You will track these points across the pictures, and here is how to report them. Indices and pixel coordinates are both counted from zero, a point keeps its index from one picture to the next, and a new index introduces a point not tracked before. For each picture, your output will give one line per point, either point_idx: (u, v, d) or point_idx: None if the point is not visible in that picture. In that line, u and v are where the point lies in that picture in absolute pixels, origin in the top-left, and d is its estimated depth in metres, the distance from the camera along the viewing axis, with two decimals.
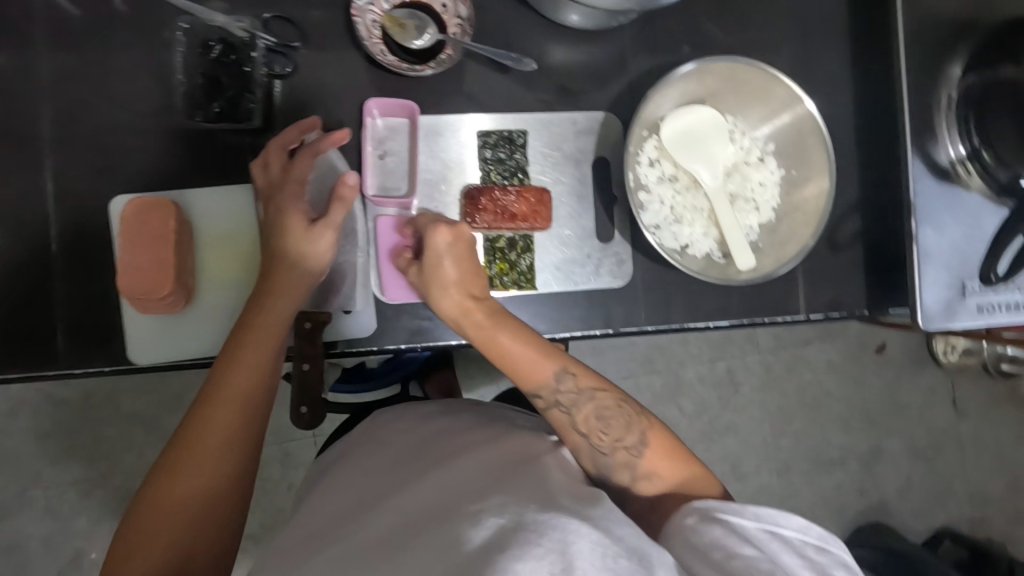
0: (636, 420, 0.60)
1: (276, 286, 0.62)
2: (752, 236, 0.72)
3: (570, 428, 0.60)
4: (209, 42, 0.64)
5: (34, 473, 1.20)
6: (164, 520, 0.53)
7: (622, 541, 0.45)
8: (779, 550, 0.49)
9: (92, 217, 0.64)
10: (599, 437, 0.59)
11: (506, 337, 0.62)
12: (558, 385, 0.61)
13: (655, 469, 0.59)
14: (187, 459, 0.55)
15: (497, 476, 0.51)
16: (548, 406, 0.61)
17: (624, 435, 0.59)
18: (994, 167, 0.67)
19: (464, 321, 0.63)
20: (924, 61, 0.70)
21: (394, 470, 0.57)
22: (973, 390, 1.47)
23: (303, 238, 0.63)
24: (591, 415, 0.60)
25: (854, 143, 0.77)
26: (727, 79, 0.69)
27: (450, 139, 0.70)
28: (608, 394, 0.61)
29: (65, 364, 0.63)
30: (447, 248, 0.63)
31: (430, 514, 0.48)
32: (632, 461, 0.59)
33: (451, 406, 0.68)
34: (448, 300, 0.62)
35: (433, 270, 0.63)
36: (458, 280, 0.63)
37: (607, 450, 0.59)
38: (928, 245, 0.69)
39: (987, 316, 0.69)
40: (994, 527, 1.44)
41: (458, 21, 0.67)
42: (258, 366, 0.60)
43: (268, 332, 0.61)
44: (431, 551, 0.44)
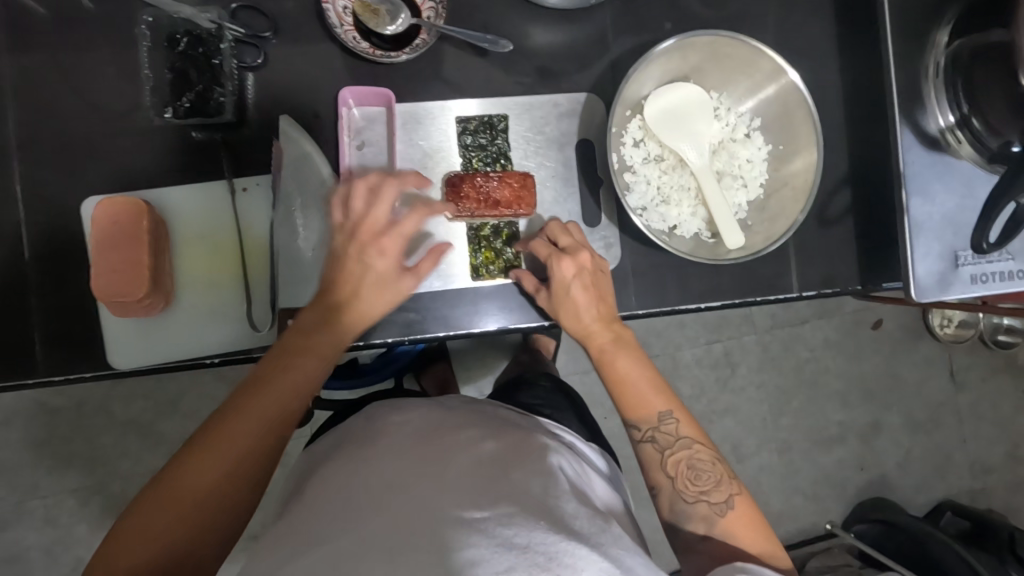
0: (727, 483, 0.61)
1: (341, 308, 0.59)
2: (741, 213, 0.71)
3: (658, 466, 0.63)
4: (175, 36, 0.62)
5: (32, 483, 1.19)
6: (153, 529, 0.48)
7: (631, 572, 0.46)
8: None
9: (65, 221, 0.63)
10: (685, 484, 0.61)
11: (632, 365, 0.65)
12: (661, 424, 0.63)
13: (733, 530, 0.60)
14: (208, 455, 0.51)
15: (502, 484, 0.50)
16: (642, 439, 0.64)
17: (710, 490, 0.61)
18: (985, 133, 0.65)
19: (589, 341, 0.65)
20: (910, 28, 0.68)
21: (387, 453, 0.53)
22: (971, 362, 1.46)
23: (393, 288, 0.60)
24: (683, 462, 0.62)
25: (842, 115, 0.76)
26: (710, 55, 0.68)
27: (430, 126, 0.69)
28: (706, 450, 0.63)
29: (45, 372, 0.61)
30: (579, 275, 0.64)
31: (436, 512, 0.46)
32: (713, 517, 0.60)
33: (445, 405, 0.65)
34: (575, 321, 0.65)
35: (573, 297, 0.64)
36: (597, 301, 0.65)
37: (691, 500, 0.61)
38: (918, 216, 0.68)
39: (980, 286, 0.68)
40: (995, 496, 1.44)
41: (432, 4, 0.65)
42: (290, 384, 0.56)
43: (306, 353, 0.57)
44: (443, 559, 0.42)
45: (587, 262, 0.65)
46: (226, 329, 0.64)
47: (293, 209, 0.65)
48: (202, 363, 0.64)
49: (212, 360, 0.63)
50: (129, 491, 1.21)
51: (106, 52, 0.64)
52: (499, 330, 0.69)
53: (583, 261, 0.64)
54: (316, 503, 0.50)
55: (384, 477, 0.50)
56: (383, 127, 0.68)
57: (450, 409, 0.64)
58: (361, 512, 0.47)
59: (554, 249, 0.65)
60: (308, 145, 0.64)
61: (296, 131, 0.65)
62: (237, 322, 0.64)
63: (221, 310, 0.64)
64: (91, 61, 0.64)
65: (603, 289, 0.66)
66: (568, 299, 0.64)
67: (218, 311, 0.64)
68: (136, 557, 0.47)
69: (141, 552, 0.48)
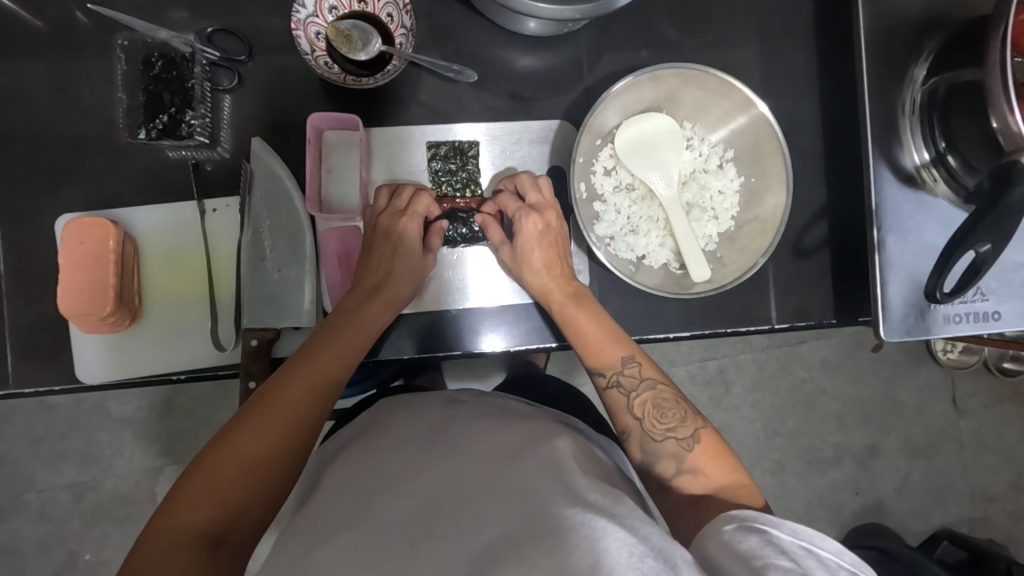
0: (691, 418, 0.61)
1: (378, 295, 0.65)
2: (711, 245, 0.71)
3: (625, 410, 0.63)
4: (150, 59, 0.63)
5: (29, 477, 1.21)
6: (214, 484, 0.51)
7: (650, 540, 0.44)
8: (813, 566, 0.43)
9: (40, 236, 0.65)
10: (653, 424, 0.61)
11: (585, 319, 0.64)
12: (624, 368, 0.63)
13: (701, 465, 0.59)
14: (251, 423, 0.55)
15: (512, 460, 0.51)
16: (607, 385, 0.64)
17: (676, 427, 0.60)
18: (960, 171, 0.63)
19: (548, 298, 0.65)
20: (888, 63, 0.67)
21: (402, 448, 0.56)
22: (975, 389, 1.42)
23: (418, 256, 0.67)
24: (648, 402, 0.62)
25: (822, 145, 0.75)
26: (682, 87, 0.68)
27: (401, 151, 0.70)
28: (668, 389, 0.63)
29: (15, 385, 0.63)
30: (543, 231, 0.67)
31: (457, 499, 0.48)
32: (681, 453, 0.59)
33: (459, 399, 0.68)
34: (536, 275, 0.66)
35: (535, 251, 0.67)
36: (548, 259, 0.67)
37: (658, 439, 0.60)
38: (892, 254, 0.67)
39: (952, 326, 0.67)
40: (998, 527, 1.40)
41: (404, 31, 0.66)
42: (335, 356, 0.61)
43: (350, 333, 0.63)
44: (458, 542, 0.45)
45: (553, 221, 0.68)
46: (194, 346, 0.66)
47: (260, 232, 0.66)
48: (170, 379, 0.65)
49: (179, 377, 0.65)
50: (124, 488, 1.23)
51: (89, 70, 0.66)
52: (468, 352, 0.68)
53: (549, 217, 0.68)
54: (338, 499, 0.51)
55: (395, 467, 0.53)
56: (356, 153, 0.68)
57: (465, 405, 0.65)
58: (384, 502, 0.49)
59: (520, 206, 0.67)
60: (278, 166, 0.66)
61: (267, 153, 0.66)
62: (204, 340, 0.66)
63: (188, 327, 0.66)
64: (74, 78, 0.66)
65: (563, 249, 0.69)
66: (527, 248, 0.67)
67: (187, 328, 0.66)
68: (199, 507, 0.50)
69: (203, 503, 0.50)
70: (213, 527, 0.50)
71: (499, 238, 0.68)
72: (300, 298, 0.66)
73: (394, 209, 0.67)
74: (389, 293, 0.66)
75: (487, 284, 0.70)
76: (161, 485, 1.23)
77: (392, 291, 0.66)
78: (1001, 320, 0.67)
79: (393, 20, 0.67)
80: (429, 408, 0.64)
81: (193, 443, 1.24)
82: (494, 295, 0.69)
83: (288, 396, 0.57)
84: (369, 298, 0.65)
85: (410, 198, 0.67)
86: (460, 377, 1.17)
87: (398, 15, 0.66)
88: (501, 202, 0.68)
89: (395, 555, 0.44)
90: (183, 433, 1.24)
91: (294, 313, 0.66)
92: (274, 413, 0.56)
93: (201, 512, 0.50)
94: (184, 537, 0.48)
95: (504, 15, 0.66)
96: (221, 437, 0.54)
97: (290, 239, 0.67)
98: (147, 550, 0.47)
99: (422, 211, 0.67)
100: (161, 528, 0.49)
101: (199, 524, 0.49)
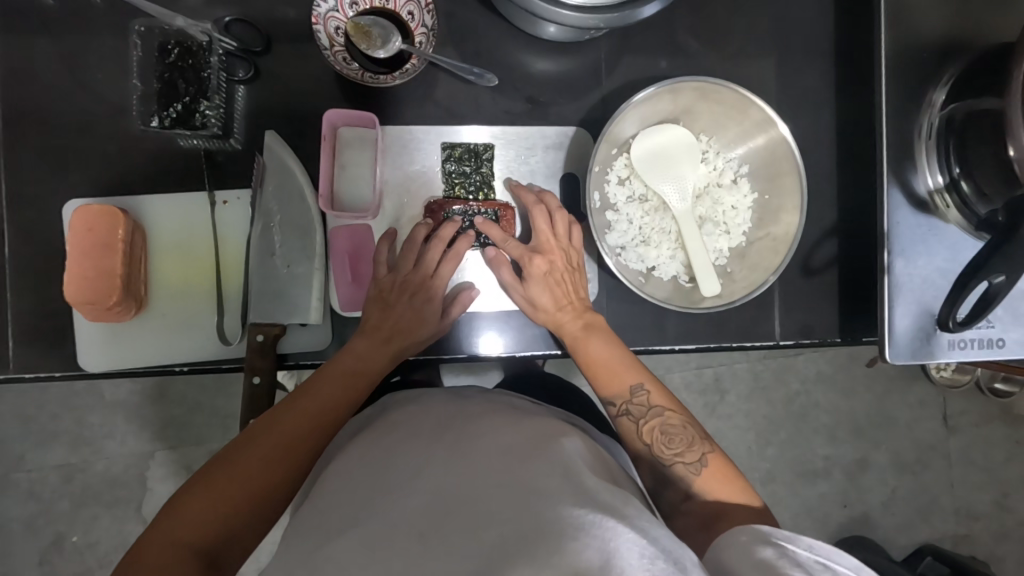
0: (699, 443, 0.61)
1: (395, 298, 0.66)
2: (721, 259, 0.71)
3: (635, 436, 0.63)
4: (166, 46, 0.62)
5: (18, 455, 1.20)
6: (215, 494, 0.51)
7: (659, 542, 0.44)
8: None
9: (44, 220, 0.64)
10: (661, 448, 0.61)
11: (594, 344, 0.65)
12: (633, 396, 0.64)
13: (709, 489, 0.59)
14: (262, 431, 0.56)
15: (519, 459, 0.51)
16: (618, 414, 0.64)
17: (684, 451, 0.61)
18: (974, 200, 0.64)
19: (559, 319, 0.66)
20: (906, 87, 0.67)
21: (410, 445, 0.55)
22: (966, 407, 1.43)
23: (434, 260, 0.67)
24: (657, 429, 0.62)
25: (835, 163, 0.75)
26: (701, 100, 0.67)
27: (415, 150, 0.69)
28: (677, 415, 0.63)
29: (15, 369, 0.63)
30: (550, 273, 0.66)
31: (465, 496, 0.47)
32: (688, 477, 0.60)
33: (466, 395, 0.67)
34: (546, 313, 0.66)
35: (541, 294, 0.66)
36: (557, 299, 0.66)
37: (668, 462, 0.61)
38: (901, 277, 0.67)
39: (956, 352, 0.67)
40: (981, 544, 1.41)
41: (424, 31, 0.66)
42: (349, 369, 0.62)
43: (353, 373, 0.62)
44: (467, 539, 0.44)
45: (559, 261, 0.67)
46: (199, 338, 0.65)
47: (271, 227, 0.66)
48: (172, 371, 0.65)
49: (182, 369, 0.65)
50: (114, 471, 1.22)
51: (102, 53, 0.65)
52: (472, 356, 0.69)
53: (556, 257, 0.67)
54: (344, 496, 0.51)
55: (400, 467, 0.52)
56: (369, 151, 0.68)
57: (470, 401, 0.65)
58: (391, 500, 0.48)
59: (530, 208, 0.67)
60: (288, 158, 0.65)
61: (280, 145, 0.65)
62: (210, 334, 0.65)
63: (194, 320, 0.66)
64: (85, 61, 0.65)
65: (576, 284, 0.68)
66: (535, 291, 0.66)
67: (192, 321, 0.66)
68: (196, 524, 0.50)
69: (200, 520, 0.50)
70: (210, 541, 0.50)
71: (510, 280, 0.67)
72: (307, 293, 0.66)
73: (426, 266, 0.67)
74: (399, 343, 0.65)
75: (495, 287, 0.69)
76: (152, 469, 1.23)
77: (402, 342, 0.65)
78: (1004, 348, 0.67)
79: (414, 19, 0.66)
80: (434, 405, 0.63)
81: (186, 428, 1.23)
82: (500, 299, 0.69)
83: (296, 409, 0.58)
84: (381, 343, 0.64)
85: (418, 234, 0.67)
86: (457, 372, 1.16)
87: (419, 14, 0.65)
88: (519, 195, 0.69)
89: (404, 549, 0.43)
90: (177, 419, 1.23)
91: (301, 310, 0.66)
92: (283, 423, 0.57)
93: (199, 526, 0.50)
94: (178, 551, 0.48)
95: (523, 17, 0.66)
96: (225, 456, 0.54)
97: (301, 233, 0.67)
98: (149, 556, 0.48)
99: (422, 235, 0.67)
100: (162, 535, 0.49)
101: (195, 542, 0.49)
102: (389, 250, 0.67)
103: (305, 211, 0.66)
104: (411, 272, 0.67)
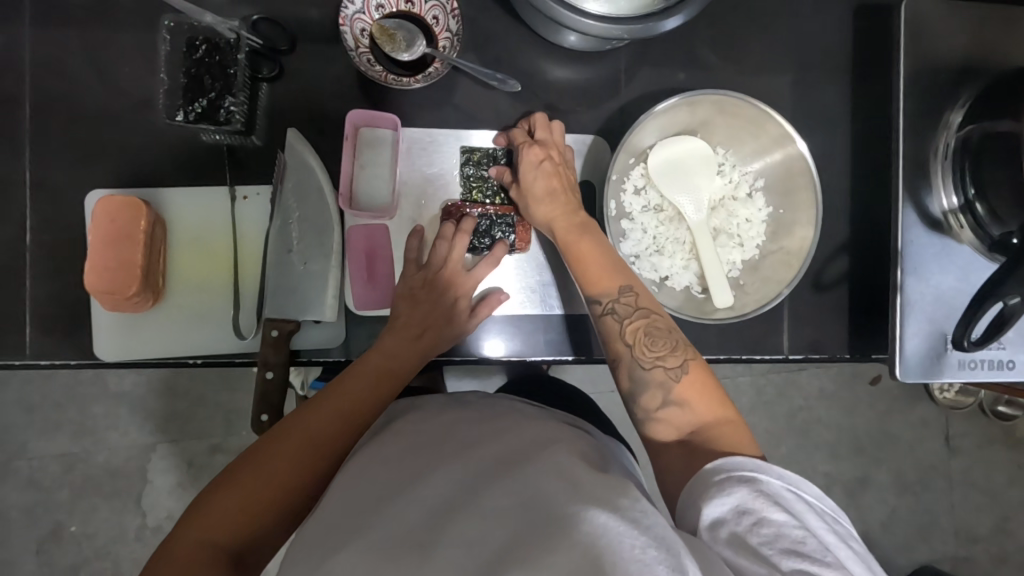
0: (682, 349, 0.59)
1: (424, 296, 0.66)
2: (734, 271, 0.71)
3: (617, 336, 0.61)
4: (194, 41, 0.63)
5: (21, 443, 1.20)
6: (236, 498, 0.51)
7: (652, 530, 0.44)
8: (803, 512, 0.46)
9: (65, 210, 0.65)
10: (642, 351, 0.59)
11: (584, 239, 0.64)
12: (620, 296, 0.62)
13: (687, 398, 0.57)
14: (286, 432, 0.56)
15: (513, 460, 0.51)
16: (602, 313, 0.62)
17: (665, 355, 0.59)
18: (988, 221, 0.63)
19: (553, 219, 0.65)
20: (923, 107, 0.68)
21: (412, 449, 0.54)
22: (969, 429, 1.43)
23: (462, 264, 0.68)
24: (640, 330, 0.60)
25: (849, 180, 0.75)
26: (719, 113, 0.68)
27: (435, 152, 0.70)
28: (663, 320, 0.61)
29: (32, 356, 0.63)
30: (546, 157, 0.65)
31: (463, 500, 0.47)
32: (667, 383, 0.58)
33: (461, 399, 0.64)
34: (542, 207, 0.66)
35: (536, 176, 0.65)
36: (552, 186, 0.66)
37: (646, 365, 0.59)
38: (913, 296, 0.67)
39: (966, 372, 0.67)
40: (980, 567, 1.41)
41: (448, 35, 0.67)
42: (377, 370, 0.62)
43: (383, 373, 0.62)
44: (466, 543, 0.43)
45: (557, 153, 0.67)
46: (214, 333, 0.66)
47: (289, 223, 0.66)
48: (186, 363, 0.65)
49: (194, 362, 0.65)
50: (116, 462, 1.22)
51: (129, 47, 0.66)
52: (481, 358, 0.69)
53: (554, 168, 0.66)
54: (339, 502, 0.50)
55: (396, 474, 0.51)
56: (388, 151, 0.69)
57: (467, 403, 0.63)
58: (389, 505, 0.48)
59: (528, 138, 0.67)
60: (310, 157, 0.66)
61: (302, 144, 0.66)
62: (225, 327, 0.66)
63: (209, 313, 0.66)
64: (113, 54, 0.66)
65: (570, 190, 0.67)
66: (529, 177, 0.65)
67: (208, 314, 0.66)
68: (218, 525, 0.50)
69: (223, 522, 0.50)
70: (233, 544, 0.50)
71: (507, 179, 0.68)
72: (322, 291, 0.66)
73: (456, 262, 0.67)
74: (429, 342, 0.66)
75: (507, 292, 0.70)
76: (153, 462, 1.23)
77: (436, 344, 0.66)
78: (1013, 369, 0.68)
79: (438, 23, 0.67)
80: (441, 408, 0.61)
81: (189, 422, 1.24)
82: (510, 303, 0.70)
83: (319, 413, 0.58)
84: (412, 342, 0.65)
85: (449, 233, 0.67)
86: (460, 375, 1.17)
87: (444, 18, 0.66)
88: (510, 136, 0.68)
89: (403, 556, 0.43)
90: (180, 412, 1.24)
91: (315, 306, 0.66)
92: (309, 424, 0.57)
93: (219, 528, 0.50)
94: (197, 551, 0.48)
95: (546, 26, 0.66)
96: (246, 459, 0.54)
97: (319, 230, 0.67)
98: (170, 557, 0.48)
99: (451, 234, 0.67)
100: (183, 537, 0.49)
101: (218, 543, 0.49)
102: (418, 245, 0.67)
103: (322, 209, 0.67)
104: (440, 269, 0.68)
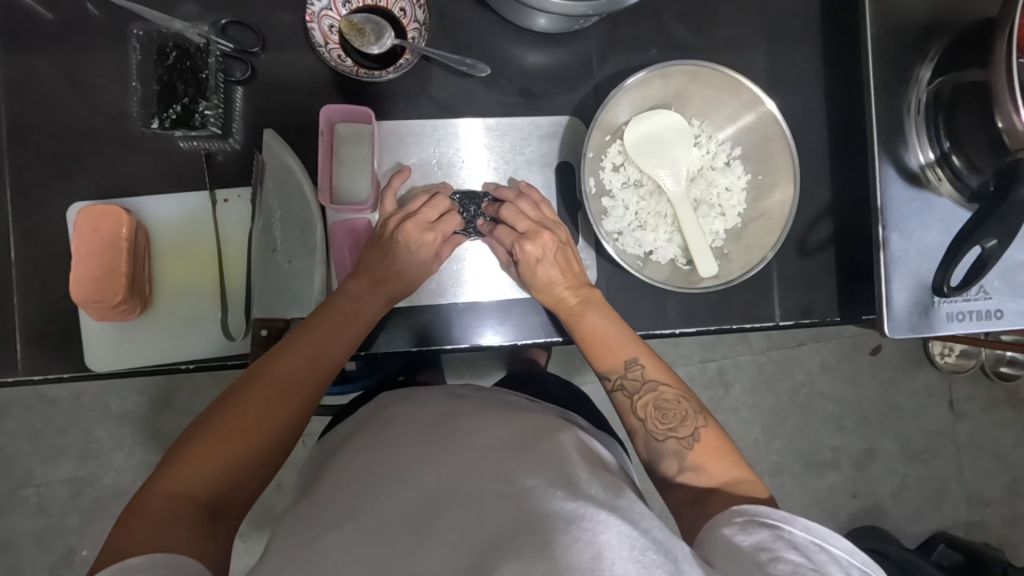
0: (694, 417, 0.60)
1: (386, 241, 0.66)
2: (718, 241, 0.72)
3: (630, 411, 0.62)
4: (164, 49, 0.64)
5: (27, 471, 1.20)
6: (210, 458, 0.51)
7: (650, 533, 0.43)
8: (827, 563, 0.44)
9: (47, 224, 0.65)
10: (655, 424, 0.60)
11: (592, 314, 0.65)
12: (628, 371, 0.63)
13: (702, 462, 0.58)
14: (258, 384, 0.56)
15: (514, 452, 0.50)
16: (613, 388, 0.64)
17: (678, 426, 0.60)
18: (966, 172, 0.64)
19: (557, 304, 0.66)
20: (893, 63, 0.68)
21: (403, 442, 0.53)
22: (973, 393, 1.43)
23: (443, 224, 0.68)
24: (651, 404, 0.61)
25: (826, 143, 0.76)
26: (691, 84, 0.68)
27: (412, 143, 0.70)
28: (672, 389, 0.62)
29: (25, 372, 0.63)
30: (546, 254, 0.66)
31: (457, 490, 0.46)
32: (683, 452, 0.59)
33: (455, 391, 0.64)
34: (548, 295, 0.66)
35: (541, 267, 0.66)
36: (564, 274, 0.67)
37: (661, 437, 0.60)
38: (897, 252, 0.67)
39: (956, 324, 0.67)
40: (994, 530, 1.40)
41: (417, 25, 0.68)
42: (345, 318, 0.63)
43: (350, 317, 0.63)
44: (459, 537, 0.42)
45: (550, 242, 0.67)
46: (205, 335, 0.66)
47: (272, 222, 0.67)
48: (178, 368, 0.66)
49: (188, 366, 0.66)
50: (122, 483, 1.22)
51: (101, 58, 0.66)
52: (470, 346, 0.69)
53: (547, 252, 0.66)
54: (337, 496, 0.50)
55: (392, 463, 0.50)
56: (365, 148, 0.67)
57: (468, 398, 0.62)
58: (384, 495, 0.47)
59: (516, 233, 0.67)
60: (290, 160, 0.66)
61: (279, 144, 0.66)
62: (214, 331, 0.66)
63: (198, 318, 0.66)
64: (85, 68, 0.66)
65: (572, 263, 0.68)
66: (539, 271, 0.66)
67: (197, 318, 0.66)
68: (196, 481, 0.50)
69: (198, 476, 0.50)
70: (208, 502, 0.50)
71: (506, 260, 0.69)
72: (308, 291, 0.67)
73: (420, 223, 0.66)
74: (396, 294, 0.66)
75: (492, 279, 0.70)
76: None
77: (394, 285, 0.66)
78: (1003, 318, 0.68)
79: (405, 15, 0.68)
80: (426, 401, 0.61)
81: None
82: (498, 290, 0.70)
83: (286, 366, 0.58)
84: (373, 287, 0.65)
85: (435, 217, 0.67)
86: (458, 375, 1.17)
87: (411, 9, 0.67)
88: (500, 237, 0.67)
89: (397, 544, 0.42)
90: (182, 429, 1.23)
91: (305, 304, 0.67)
92: (277, 373, 0.57)
93: (195, 484, 0.50)
94: (169, 502, 0.48)
95: (516, 10, 0.67)
96: (218, 410, 0.54)
97: (301, 227, 0.67)
98: (142, 508, 0.47)
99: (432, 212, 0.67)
100: (157, 491, 0.49)
101: (193, 498, 0.49)
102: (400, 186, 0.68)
103: (303, 207, 0.67)
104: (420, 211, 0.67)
